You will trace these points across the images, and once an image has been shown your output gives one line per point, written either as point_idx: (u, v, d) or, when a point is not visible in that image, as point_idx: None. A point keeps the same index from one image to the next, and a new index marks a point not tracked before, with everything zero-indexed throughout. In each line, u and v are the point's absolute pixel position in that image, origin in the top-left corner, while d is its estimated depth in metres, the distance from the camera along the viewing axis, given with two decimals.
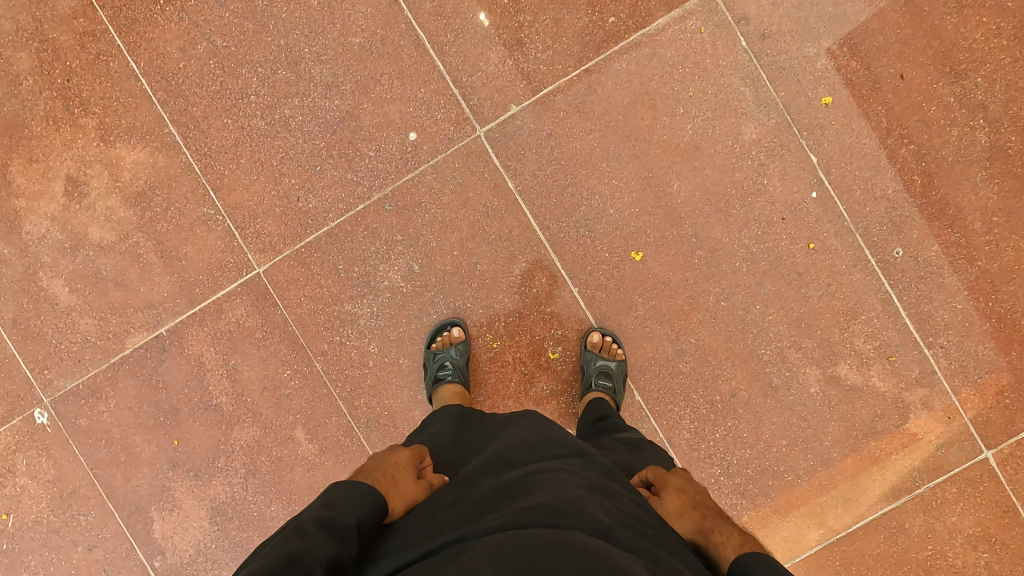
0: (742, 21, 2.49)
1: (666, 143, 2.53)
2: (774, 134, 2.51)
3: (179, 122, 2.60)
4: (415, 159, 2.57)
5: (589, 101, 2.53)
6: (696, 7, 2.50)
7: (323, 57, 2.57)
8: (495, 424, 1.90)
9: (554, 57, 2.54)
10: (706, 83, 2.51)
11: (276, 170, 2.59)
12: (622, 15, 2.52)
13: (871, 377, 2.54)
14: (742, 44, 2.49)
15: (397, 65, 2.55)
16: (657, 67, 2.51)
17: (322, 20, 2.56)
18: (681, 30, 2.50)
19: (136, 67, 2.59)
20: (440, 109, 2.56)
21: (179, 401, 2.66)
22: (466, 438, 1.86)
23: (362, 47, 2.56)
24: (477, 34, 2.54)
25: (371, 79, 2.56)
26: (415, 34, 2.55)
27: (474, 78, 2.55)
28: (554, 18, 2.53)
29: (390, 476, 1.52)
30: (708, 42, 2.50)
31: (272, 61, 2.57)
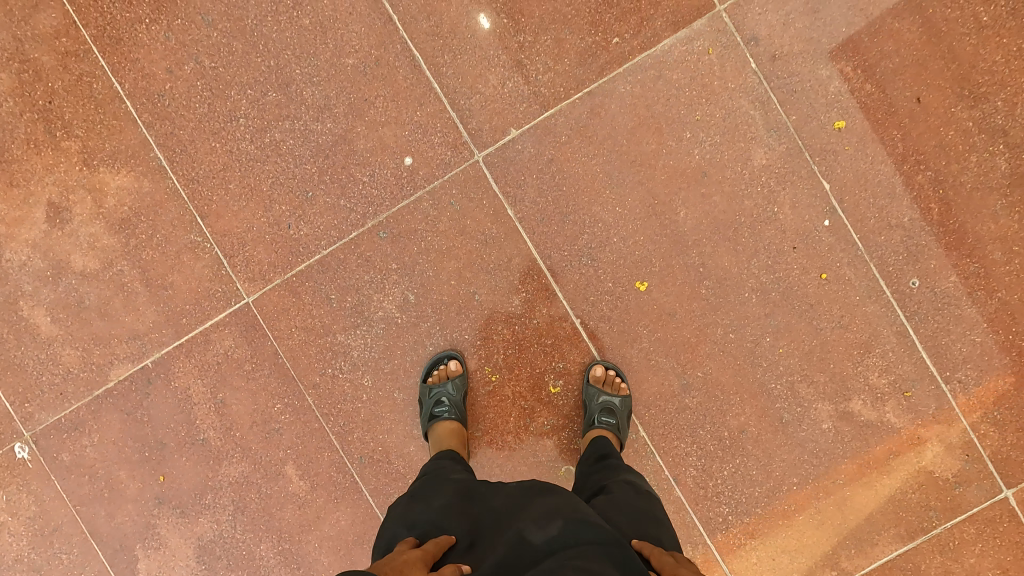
0: (752, 42, 2.38)
1: (672, 169, 2.42)
2: (785, 159, 2.40)
3: (165, 145, 2.50)
4: (411, 185, 2.47)
5: (592, 125, 2.43)
6: (704, 28, 2.39)
7: (314, 78, 2.46)
8: (498, 493, 1.82)
9: (556, 80, 2.43)
10: (714, 106, 2.40)
11: (266, 196, 2.49)
12: (627, 35, 2.41)
13: (886, 413, 2.44)
14: (752, 66, 2.39)
15: (392, 87, 2.45)
16: (663, 89, 2.41)
17: (314, 40, 2.46)
18: (687, 52, 2.40)
19: (121, 88, 2.49)
20: (437, 133, 2.45)
21: (165, 435, 2.56)
22: (470, 511, 1.76)
23: (356, 68, 2.46)
24: (476, 55, 2.44)
25: (365, 101, 2.46)
26: (410, 54, 2.44)
27: (472, 100, 2.45)
28: (555, 39, 2.43)
29: (398, 567, 1.33)
30: (716, 64, 2.39)
31: (262, 82, 2.47)
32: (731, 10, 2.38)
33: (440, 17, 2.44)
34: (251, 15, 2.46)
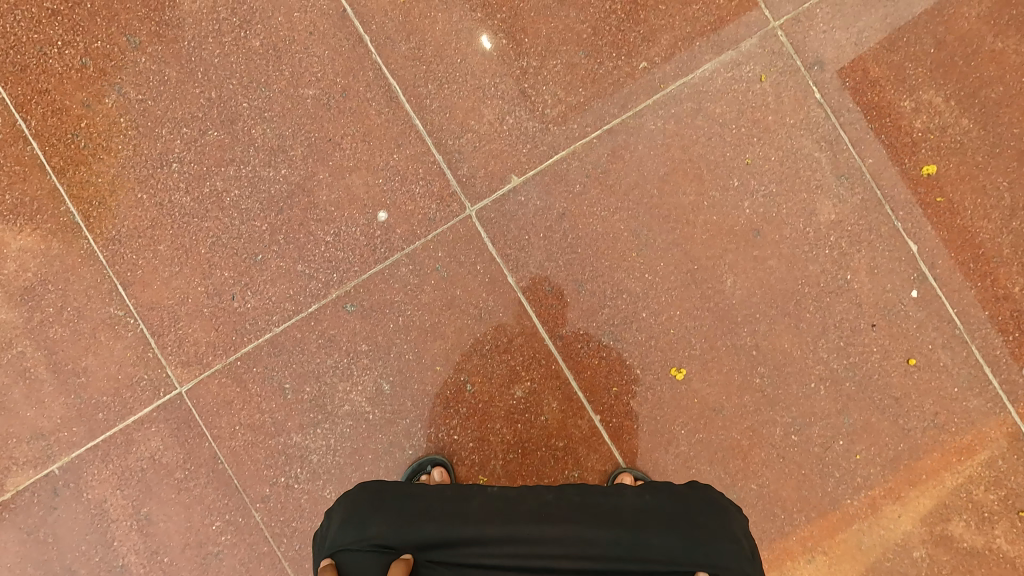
0: (815, 67, 1.89)
1: (716, 225, 1.91)
2: (860, 214, 1.89)
3: (79, 196, 1.99)
4: (386, 246, 1.96)
5: (614, 171, 1.92)
6: (754, 48, 1.90)
7: (266, 114, 1.97)
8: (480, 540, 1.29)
9: (568, 114, 1.94)
10: (768, 147, 1.90)
11: (204, 260, 1.98)
12: (657, 58, 1.92)
13: (996, 538, 1.89)
14: (815, 96, 1.89)
15: (362, 124, 1.96)
16: (703, 126, 1.91)
17: (266, 66, 1.97)
18: (734, 79, 1.91)
19: (26, 126, 2.00)
20: (418, 181, 1.95)
21: (74, 561, 2.01)
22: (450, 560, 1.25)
23: (317, 101, 1.96)
24: (467, 84, 1.95)
25: (329, 142, 1.97)
26: (385, 84, 1.95)
27: (463, 140, 1.95)
28: (566, 63, 1.94)
29: None
30: (771, 94, 1.90)
31: (200, 118, 1.98)
32: (789, 28, 1.89)
33: (422, 38, 1.95)
34: (188, 36, 1.98)
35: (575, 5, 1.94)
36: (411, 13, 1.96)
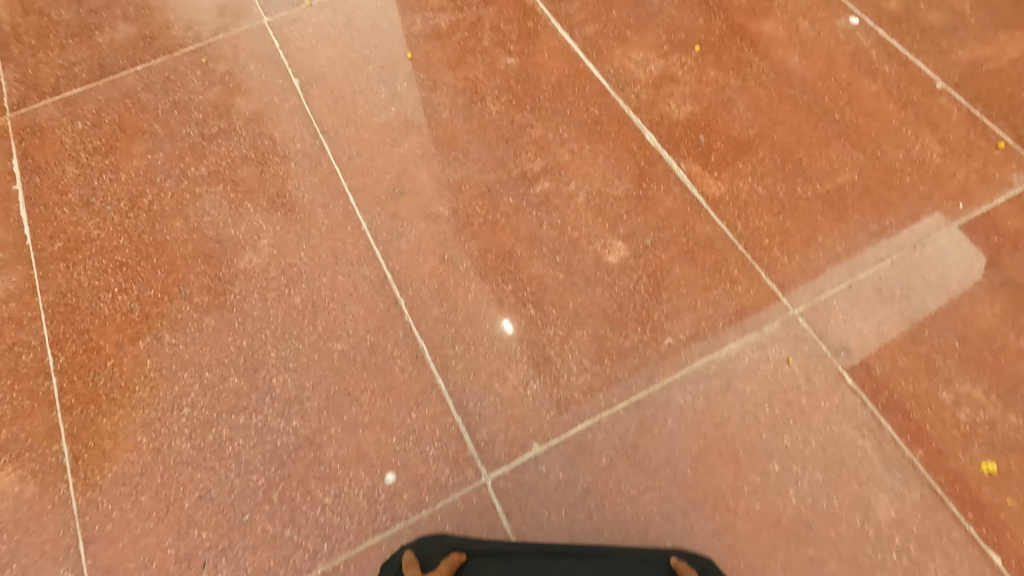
0: (841, 353, 1.90)
1: (761, 515, 1.71)
2: (922, 512, 1.69)
3: (76, 435, 1.89)
4: (388, 514, 1.76)
5: (643, 444, 1.81)
6: (777, 332, 1.94)
7: (290, 364, 1.97)
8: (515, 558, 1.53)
9: (593, 382, 1.90)
10: (807, 430, 1.80)
11: (184, 517, 1.78)
12: (682, 335, 1.96)
13: None
14: (847, 380, 1.86)
15: (384, 380, 1.93)
16: (735, 403, 1.85)
17: (301, 321, 2.04)
18: (760, 358, 1.91)
19: (53, 361, 2.00)
20: (433, 442, 1.84)
21: None
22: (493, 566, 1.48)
23: (343, 355, 1.98)
24: (493, 347, 1.97)
25: (347, 396, 1.91)
26: (413, 342, 1.99)
27: (484, 402, 1.89)
28: (591, 334, 1.97)
29: None
30: (800, 376, 1.87)
31: (224, 364, 1.98)
32: (808, 315, 1.96)
33: (455, 303, 2.04)
34: (236, 290, 2.11)
35: (601, 283, 2.05)
36: (447, 281, 2.08)
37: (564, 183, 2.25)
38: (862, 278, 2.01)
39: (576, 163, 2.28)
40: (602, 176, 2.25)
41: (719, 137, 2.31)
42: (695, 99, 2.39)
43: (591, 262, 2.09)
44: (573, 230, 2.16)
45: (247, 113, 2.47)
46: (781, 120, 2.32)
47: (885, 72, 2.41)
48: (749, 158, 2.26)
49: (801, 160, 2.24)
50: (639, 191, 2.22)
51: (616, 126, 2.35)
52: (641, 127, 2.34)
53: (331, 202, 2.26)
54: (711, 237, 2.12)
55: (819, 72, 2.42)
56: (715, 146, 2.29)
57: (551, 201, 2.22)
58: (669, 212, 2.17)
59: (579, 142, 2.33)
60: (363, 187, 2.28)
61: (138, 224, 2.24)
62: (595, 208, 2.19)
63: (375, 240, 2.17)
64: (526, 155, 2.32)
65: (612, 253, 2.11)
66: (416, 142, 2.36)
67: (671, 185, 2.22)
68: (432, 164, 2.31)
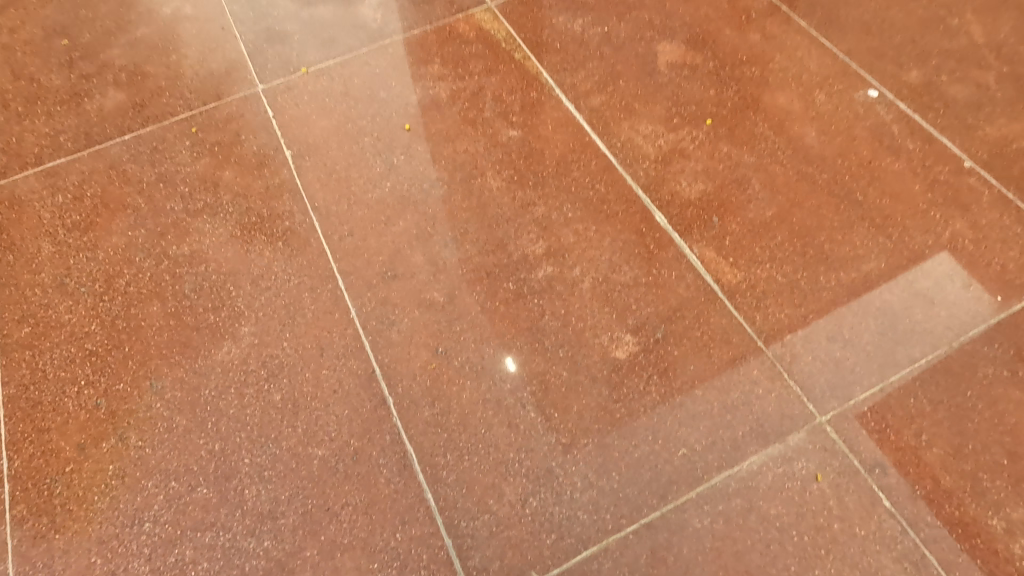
0: (876, 469, 1.71)
1: None
2: None
3: (27, 553, 1.73)
4: None
5: None
6: (803, 442, 1.76)
7: (265, 473, 1.80)
8: None
9: (597, 500, 1.71)
10: (840, 564, 1.61)
11: None
12: (697, 444, 1.77)
13: None
14: (884, 503, 1.67)
15: (367, 494, 1.75)
16: (758, 528, 1.66)
17: (280, 422, 1.88)
18: (785, 474, 1.72)
19: (8, 465, 1.85)
20: (419, 570, 1.66)
21: None
22: None
23: (324, 463, 1.80)
24: (488, 456, 1.79)
25: (326, 511, 1.74)
26: (401, 449, 1.81)
27: (477, 522, 1.70)
28: (597, 442, 1.79)
29: None
30: (831, 496, 1.68)
31: (193, 472, 1.82)
32: (837, 424, 1.78)
33: (447, 404, 1.87)
34: (210, 385, 1.95)
35: (608, 383, 1.88)
36: (439, 378, 1.92)
37: (568, 268, 2.09)
38: (896, 381, 1.83)
39: (581, 246, 2.14)
40: (608, 261, 2.10)
41: (734, 218, 2.16)
42: (708, 176, 2.25)
43: (596, 357, 1.92)
44: (577, 320, 1.99)
45: (234, 187, 2.35)
46: (799, 200, 2.18)
47: (909, 148, 2.26)
48: (766, 243, 2.10)
49: (823, 246, 2.09)
50: (649, 278, 2.06)
51: (623, 205, 2.21)
52: (650, 207, 2.20)
53: (318, 286, 2.11)
54: (727, 330, 1.95)
55: (839, 148, 2.28)
56: (730, 228, 2.14)
57: (554, 288, 2.06)
58: (681, 302, 2.01)
59: (584, 222, 2.18)
60: (352, 270, 2.14)
61: (112, 308, 2.10)
62: (601, 296, 2.03)
63: (364, 329, 2.02)
64: (528, 236, 2.17)
65: (620, 348, 1.94)
66: (410, 220, 2.23)
67: (683, 271, 2.07)
68: (427, 245, 2.17)
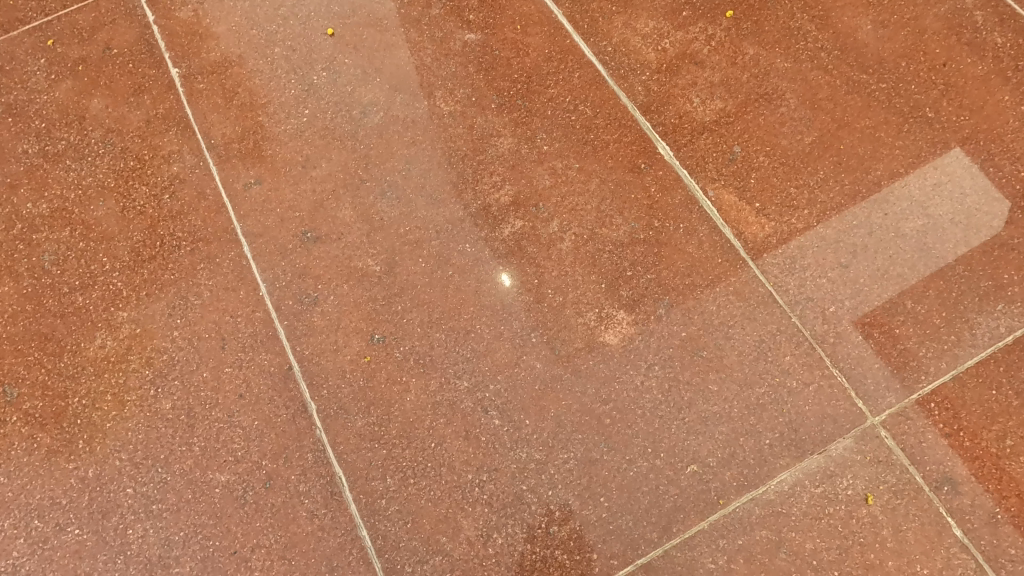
0: (945, 487, 1.32)
1: None
2: None
3: None
4: None
5: None
6: (851, 452, 1.35)
7: (153, 507, 1.40)
8: None
9: (581, 535, 1.34)
10: None
11: None
12: (710, 459, 1.36)
13: None
14: (954, 531, 1.29)
15: (285, 532, 1.37)
16: (788, 569, 1.29)
17: (171, 439, 1.45)
18: (826, 496, 1.33)
19: None
20: None
21: None
22: None
23: (228, 492, 1.40)
24: (439, 480, 1.38)
25: (233, 556, 1.36)
26: (327, 472, 1.40)
27: (426, 567, 1.34)
28: (580, 459, 1.38)
29: None
30: (885, 525, 1.31)
31: (62, 507, 1.41)
32: (896, 427, 1.36)
33: (387, 409, 1.44)
34: (81, 391, 1.50)
35: (595, 377, 1.44)
36: (376, 376, 1.47)
37: (542, 223, 1.60)
38: (972, 366, 1.40)
39: (560, 191, 1.63)
40: (596, 211, 1.60)
41: (761, 147, 1.63)
42: (728, 90, 1.69)
43: (579, 344, 1.48)
44: (554, 294, 1.53)
45: (106, 121, 1.76)
46: (849, 120, 1.64)
47: (999, 44, 1.68)
48: (803, 180, 1.59)
49: (879, 182, 1.58)
50: (649, 232, 1.57)
51: (615, 133, 1.67)
52: (651, 134, 1.66)
53: (218, 255, 1.61)
54: (752, 303, 1.49)
55: (907, 41, 1.68)
56: (756, 162, 1.62)
57: (525, 250, 1.57)
58: (690, 265, 1.53)
59: (564, 159, 1.66)
60: (261, 230, 1.63)
61: None
62: (586, 260, 1.55)
63: (277, 311, 1.55)
64: (491, 178, 1.65)
65: (610, 330, 1.48)
66: (336, 161, 1.69)
67: (694, 223, 1.57)
68: (357, 195, 1.65)
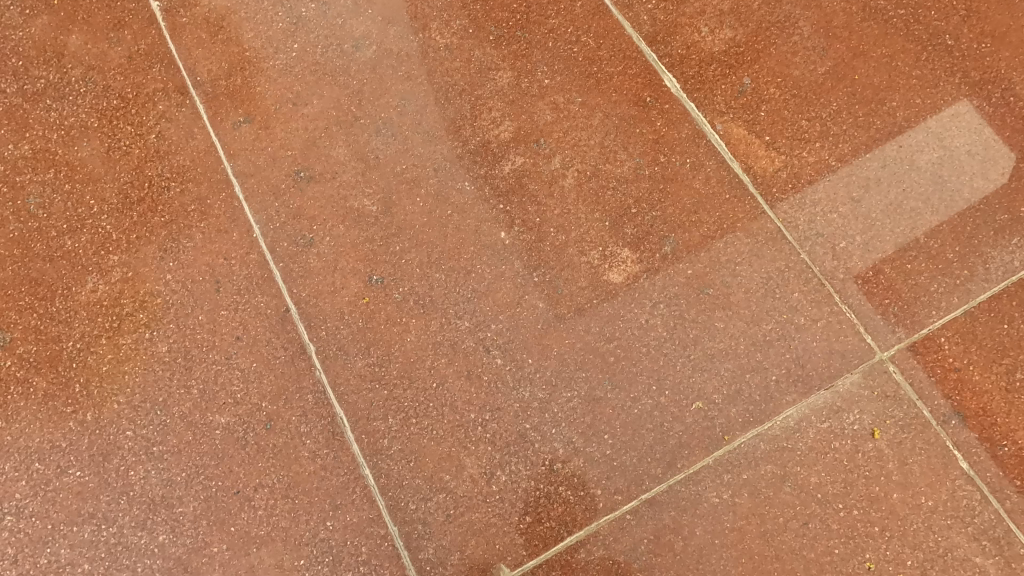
0: (952, 421, 1.31)
1: None
2: None
3: None
4: None
5: (658, 568, 1.28)
6: (859, 387, 1.33)
7: (154, 449, 1.39)
8: None
9: (585, 472, 1.33)
10: (897, 544, 1.27)
11: None
12: (716, 396, 1.35)
13: None
14: (960, 464, 1.29)
15: (287, 472, 1.36)
16: (793, 502, 1.29)
17: (169, 381, 1.43)
18: (832, 431, 1.32)
19: None
20: (357, 566, 1.31)
21: None
22: None
23: (229, 434, 1.39)
24: (442, 419, 1.37)
25: (235, 497, 1.36)
26: (328, 413, 1.39)
27: (429, 505, 1.33)
28: (584, 397, 1.36)
29: None
30: (890, 458, 1.30)
31: (63, 449, 1.40)
32: (905, 362, 1.34)
33: (387, 350, 1.42)
34: (76, 335, 1.47)
35: (599, 317, 1.41)
36: (375, 317, 1.44)
37: (544, 159, 1.54)
38: (985, 301, 1.37)
39: (562, 127, 1.56)
40: (600, 147, 1.54)
41: (772, 79, 1.56)
42: (738, 18, 1.60)
43: (583, 282, 1.44)
44: (557, 233, 1.48)
45: (86, 57, 1.68)
46: (865, 48, 1.56)
47: None
48: (816, 112, 1.53)
49: (895, 113, 1.51)
50: (654, 168, 1.52)
51: (619, 65, 1.59)
52: (657, 65, 1.59)
53: (209, 196, 1.56)
54: (760, 238, 1.45)
55: None
56: (766, 94, 1.55)
57: (526, 187, 1.52)
58: (697, 201, 1.48)
59: (567, 93, 1.59)
60: (253, 170, 1.57)
61: None
62: (589, 197, 1.51)
63: (272, 253, 1.50)
64: (490, 114, 1.58)
65: (614, 269, 1.45)
66: (328, 98, 1.62)
67: (701, 158, 1.52)
68: (351, 133, 1.59)
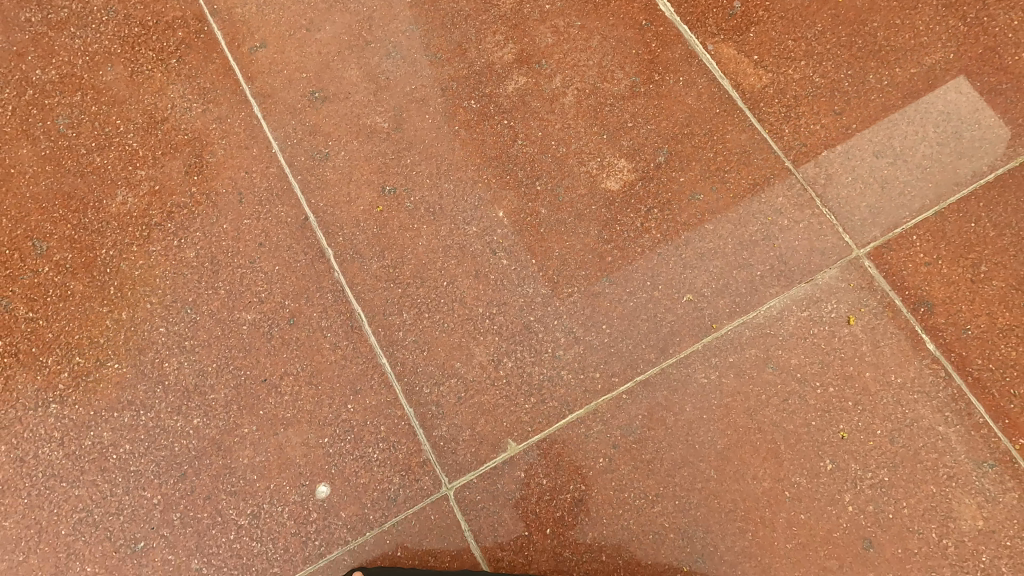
0: (921, 309, 1.42)
1: (806, 528, 1.34)
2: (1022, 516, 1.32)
3: None
4: (320, 536, 1.39)
5: (652, 441, 1.39)
6: (837, 279, 1.45)
7: (186, 343, 1.50)
8: None
9: (584, 358, 1.44)
10: (870, 417, 1.38)
11: (62, 542, 1.40)
12: (706, 289, 1.46)
13: None
14: (927, 346, 1.40)
15: (310, 362, 1.47)
16: (775, 382, 1.41)
17: (198, 283, 1.53)
18: (812, 318, 1.43)
19: None
20: (377, 444, 1.42)
21: None
22: None
23: (255, 329, 1.50)
24: (453, 313, 1.48)
25: (262, 384, 1.47)
26: (347, 309, 1.50)
27: (441, 389, 1.45)
28: (584, 292, 1.47)
29: None
30: (865, 342, 1.42)
31: (101, 344, 1.51)
32: (879, 257, 1.46)
33: (401, 253, 1.53)
34: (108, 242, 1.57)
35: (598, 220, 1.52)
36: (389, 223, 1.55)
37: (546, 78, 1.64)
38: (954, 202, 1.48)
39: (562, 48, 1.65)
40: (598, 66, 1.63)
41: (761, 2, 1.65)
42: None
43: (582, 189, 1.54)
44: (558, 145, 1.58)
45: None
46: None
47: None
48: (802, 33, 1.62)
49: (876, 33, 1.61)
50: (649, 85, 1.61)
51: None
52: None
53: (229, 115, 1.65)
54: (747, 148, 1.55)
55: None
56: (755, 16, 1.64)
57: (528, 104, 1.62)
58: (689, 115, 1.58)
59: (566, 17, 1.68)
60: (270, 91, 1.66)
61: None
62: (588, 113, 1.60)
63: (291, 167, 1.60)
64: (494, 37, 1.67)
65: (611, 177, 1.55)
66: (339, 24, 1.71)
67: (693, 76, 1.61)
68: (363, 55, 1.68)
